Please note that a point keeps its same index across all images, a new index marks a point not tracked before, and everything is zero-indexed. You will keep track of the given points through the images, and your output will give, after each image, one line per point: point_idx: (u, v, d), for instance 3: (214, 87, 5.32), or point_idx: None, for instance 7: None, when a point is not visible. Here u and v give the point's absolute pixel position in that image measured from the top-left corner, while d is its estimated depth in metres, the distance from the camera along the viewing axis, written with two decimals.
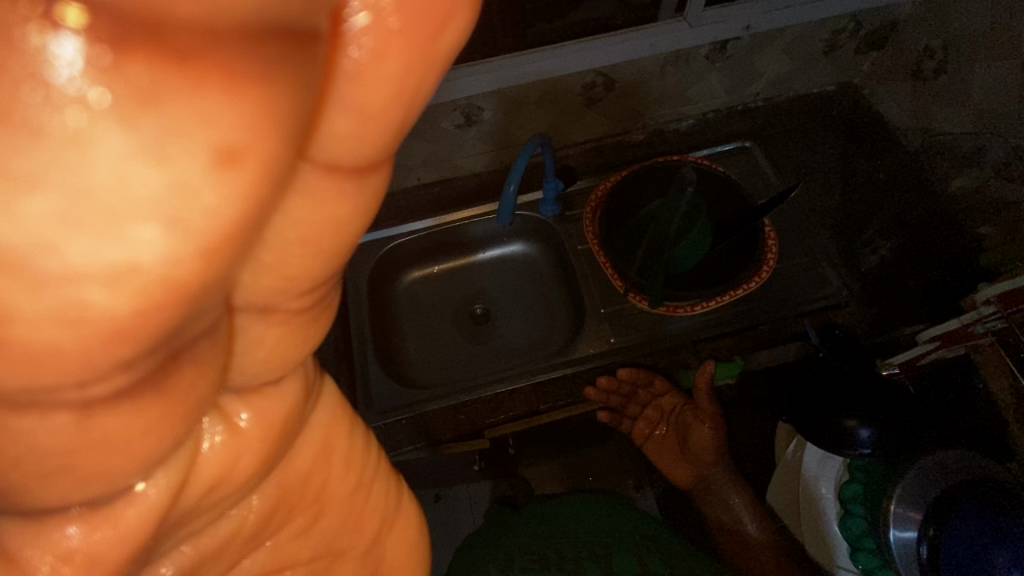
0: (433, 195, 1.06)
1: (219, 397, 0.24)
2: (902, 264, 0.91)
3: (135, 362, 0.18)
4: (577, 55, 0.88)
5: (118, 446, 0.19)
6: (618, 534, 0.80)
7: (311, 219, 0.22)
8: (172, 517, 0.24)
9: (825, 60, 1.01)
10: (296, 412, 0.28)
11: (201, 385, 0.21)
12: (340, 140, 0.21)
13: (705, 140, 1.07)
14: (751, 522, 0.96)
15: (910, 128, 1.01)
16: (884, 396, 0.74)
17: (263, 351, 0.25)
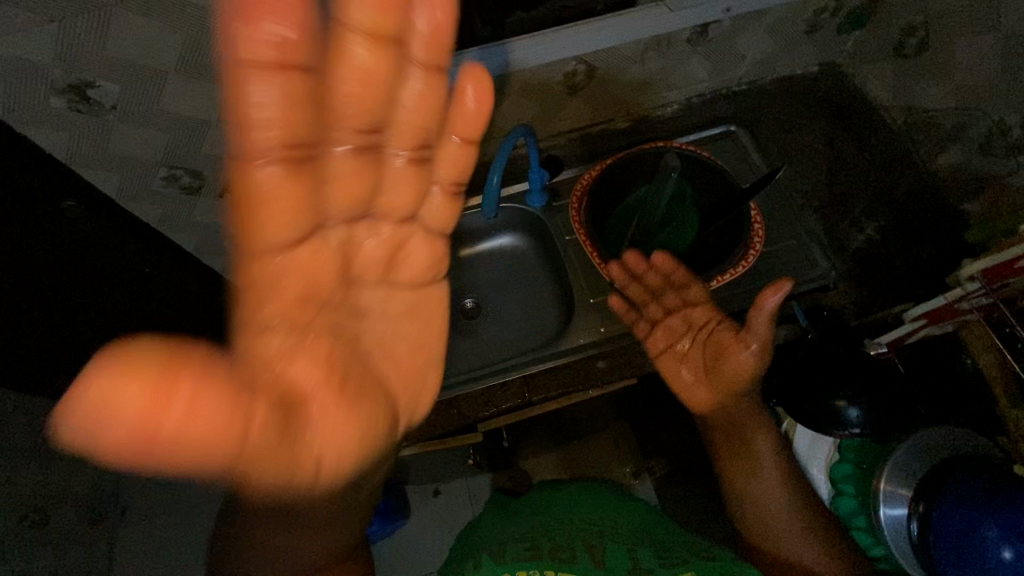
0: None
1: (374, 208, 0.54)
2: (889, 244, 0.91)
3: (358, 187, 0.52)
4: (557, 43, 0.87)
5: (322, 182, 0.49)
6: (614, 524, 0.78)
7: (414, 120, 0.53)
8: (341, 267, 0.52)
9: (807, 40, 1.01)
10: (429, 244, 0.57)
11: (371, 180, 0.53)
12: (409, 89, 0.51)
13: (690, 125, 1.07)
14: (781, 493, 0.74)
15: (892, 105, 1.00)
16: (873, 376, 0.74)
17: (409, 189, 0.56)
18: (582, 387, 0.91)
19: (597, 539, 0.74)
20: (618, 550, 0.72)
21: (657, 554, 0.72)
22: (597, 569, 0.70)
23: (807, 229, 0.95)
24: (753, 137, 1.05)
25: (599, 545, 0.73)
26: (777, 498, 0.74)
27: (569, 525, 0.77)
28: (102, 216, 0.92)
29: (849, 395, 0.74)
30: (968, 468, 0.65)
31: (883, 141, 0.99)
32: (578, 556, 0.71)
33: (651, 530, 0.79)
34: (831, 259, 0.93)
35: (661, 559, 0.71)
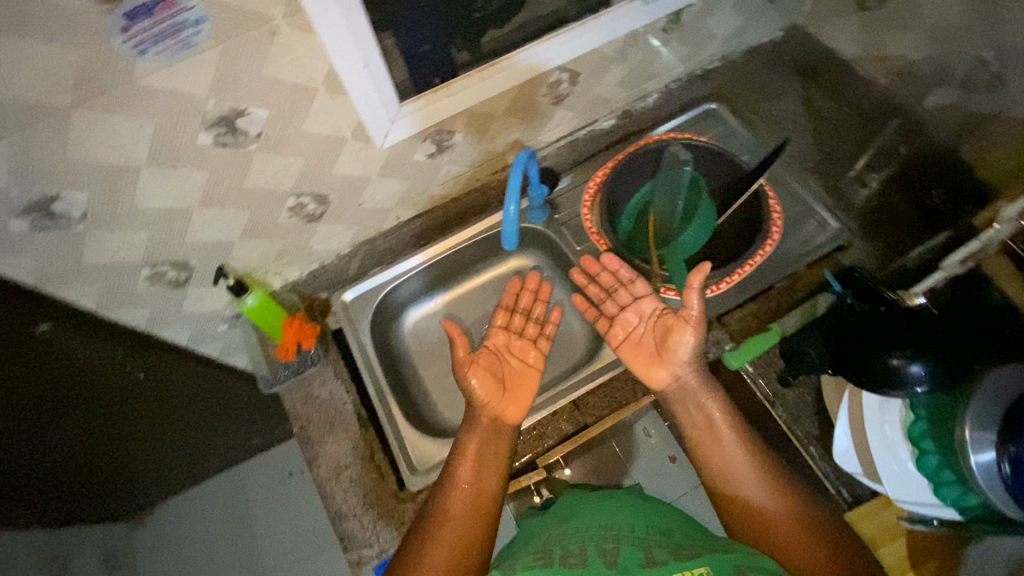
0: (416, 229, 1.02)
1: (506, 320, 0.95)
2: (892, 193, 0.93)
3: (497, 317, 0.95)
4: (543, 53, 0.83)
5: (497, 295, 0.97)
6: (631, 525, 0.64)
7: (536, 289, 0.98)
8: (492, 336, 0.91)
9: (772, 9, 1.01)
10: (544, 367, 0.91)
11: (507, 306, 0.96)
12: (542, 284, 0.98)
13: (673, 111, 1.07)
14: (741, 458, 0.64)
15: (864, 59, 1.01)
16: (924, 328, 0.73)
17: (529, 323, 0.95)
18: (634, 398, 0.88)
19: (608, 546, 0.60)
20: (632, 550, 0.59)
21: (675, 552, 0.58)
22: (610, 570, 0.55)
23: (808, 194, 0.97)
24: (735, 111, 1.06)
25: (614, 549, 0.59)
26: (740, 470, 0.63)
27: (585, 528, 0.64)
28: (86, 332, 0.82)
29: (906, 351, 0.72)
30: None
31: (860, 94, 1.02)
32: (590, 562, 0.57)
33: (669, 529, 0.64)
34: (841, 217, 0.94)
35: (678, 553, 0.57)
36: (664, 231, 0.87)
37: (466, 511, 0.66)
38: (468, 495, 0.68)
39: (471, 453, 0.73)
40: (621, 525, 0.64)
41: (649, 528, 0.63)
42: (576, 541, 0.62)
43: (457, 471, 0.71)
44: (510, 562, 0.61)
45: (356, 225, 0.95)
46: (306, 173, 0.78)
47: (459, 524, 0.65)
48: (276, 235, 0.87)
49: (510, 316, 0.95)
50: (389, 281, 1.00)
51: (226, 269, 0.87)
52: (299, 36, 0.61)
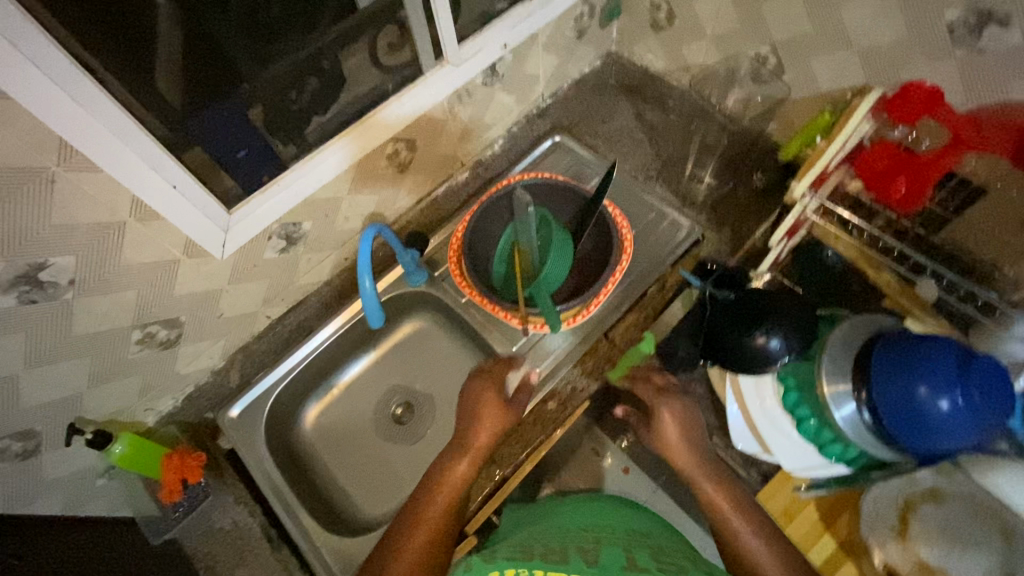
0: (295, 322, 0.99)
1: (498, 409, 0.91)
2: (727, 183, 1.01)
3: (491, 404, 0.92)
4: (367, 134, 0.84)
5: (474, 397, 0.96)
6: (613, 529, 0.71)
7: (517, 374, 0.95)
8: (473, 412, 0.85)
9: (582, 42, 1.09)
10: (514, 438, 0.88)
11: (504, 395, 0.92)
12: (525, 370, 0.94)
13: (521, 150, 1.11)
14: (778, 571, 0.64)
15: (673, 70, 1.11)
16: (775, 304, 0.78)
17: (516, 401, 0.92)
18: (546, 435, 0.88)
19: (589, 538, 0.68)
20: (614, 554, 0.63)
21: (656, 559, 0.64)
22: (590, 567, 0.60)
23: (658, 200, 1.03)
24: (578, 138, 1.12)
25: (592, 548, 0.65)
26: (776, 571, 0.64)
27: (566, 530, 0.71)
28: None
29: (766, 327, 0.77)
30: (887, 344, 0.69)
31: (679, 101, 1.11)
32: (571, 558, 0.62)
33: (649, 533, 0.72)
34: (689, 214, 1.01)
35: (660, 565, 0.62)
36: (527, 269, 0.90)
37: (419, 561, 0.66)
38: (434, 541, 0.68)
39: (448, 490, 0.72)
40: (604, 530, 0.71)
41: (630, 531, 0.71)
42: (558, 540, 0.68)
43: (428, 520, 0.69)
44: (494, 551, 0.64)
45: (224, 336, 0.91)
46: (144, 303, 0.74)
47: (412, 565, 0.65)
48: (132, 371, 0.81)
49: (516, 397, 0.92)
50: (275, 383, 0.95)
51: (83, 423, 0.80)
52: (82, 177, 0.58)
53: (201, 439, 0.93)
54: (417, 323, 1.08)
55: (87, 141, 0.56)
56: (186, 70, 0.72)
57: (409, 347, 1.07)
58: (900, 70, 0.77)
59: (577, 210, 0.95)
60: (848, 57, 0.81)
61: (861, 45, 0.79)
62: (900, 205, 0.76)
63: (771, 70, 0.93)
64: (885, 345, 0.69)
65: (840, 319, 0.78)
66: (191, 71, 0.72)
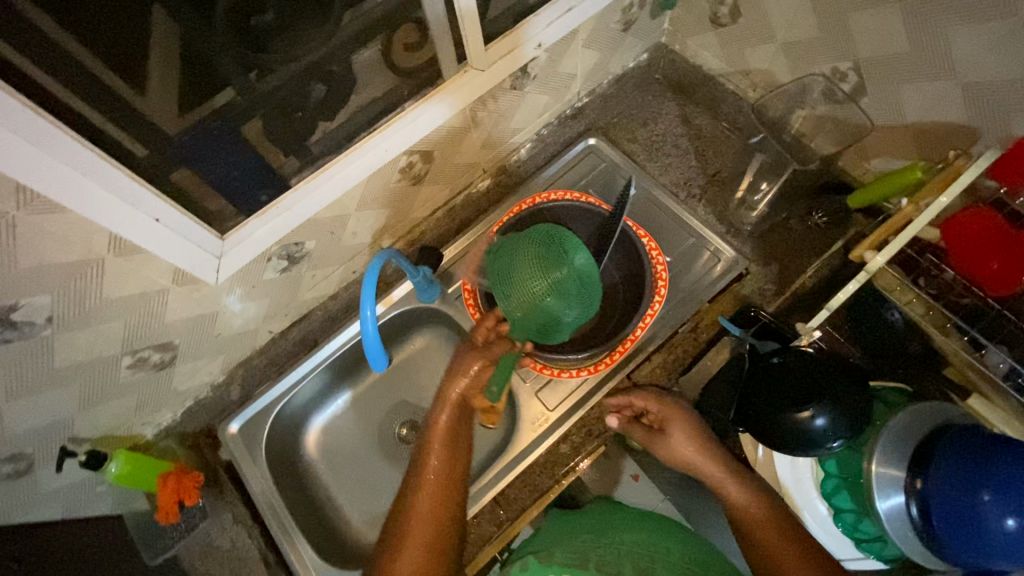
0: (300, 335, 0.94)
1: (523, 440, 0.86)
2: (780, 212, 0.90)
3: (519, 427, 0.87)
4: (376, 148, 0.74)
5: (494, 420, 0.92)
6: (670, 552, 0.70)
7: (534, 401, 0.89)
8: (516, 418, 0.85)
9: (629, 35, 0.96)
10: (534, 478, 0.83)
11: (533, 424, 0.86)
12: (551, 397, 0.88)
13: (550, 156, 1.01)
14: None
15: (731, 72, 0.97)
16: (828, 377, 0.69)
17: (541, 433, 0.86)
18: (556, 482, 0.83)
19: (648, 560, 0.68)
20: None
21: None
22: None
23: (701, 225, 0.92)
24: (615, 144, 1.01)
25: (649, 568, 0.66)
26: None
27: (623, 541, 0.71)
28: None
29: (813, 404, 0.68)
30: (954, 436, 0.60)
31: (732, 109, 0.98)
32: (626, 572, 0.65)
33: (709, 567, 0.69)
34: (733, 243, 0.91)
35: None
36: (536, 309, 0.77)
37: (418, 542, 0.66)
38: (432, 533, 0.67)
39: (430, 480, 0.70)
40: (658, 549, 0.70)
41: (687, 560, 0.69)
42: (614, 552, 0.69)
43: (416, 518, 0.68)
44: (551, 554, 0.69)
45: (222, 352, 0.86)
46: (133, 332, 0.69)
47: (416, 557, 0.65)
48: (126, 392, 0.78)
49: (545, 424, 0.86)
50: (279, 398, 0.92)
51: (77, 442, 0.77)
52: (46, 218, 0.51)
53: (202, 452, 0.91)
54: (426, 341, 1.02)
55: (47, 178, 0.49)
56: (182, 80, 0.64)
57: (417, 365, 1.01)
58: (1013, 112, 0.64)
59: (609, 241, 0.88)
60: (950, 89, 0.68)
61: (968, 78, 0.66)
62: (992, 285, 0.68)
63: (848, 89, 0.80)
64: (951, 436, 0.60)
65: (897, 402, 0.69)
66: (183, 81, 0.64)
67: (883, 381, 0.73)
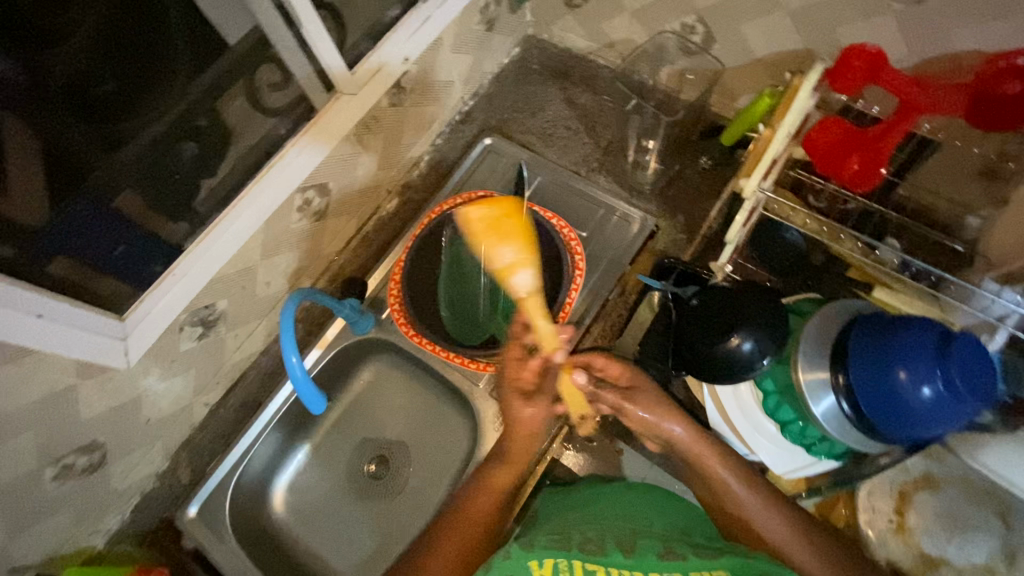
0: (240, 398, 0.91)
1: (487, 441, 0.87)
2: (671, 165, 0.96)
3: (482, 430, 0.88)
4: (268, 189, 0.72)
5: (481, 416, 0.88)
6: (651, 521, 0.72)
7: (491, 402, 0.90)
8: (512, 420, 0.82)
9: (494, 34, 0.99)
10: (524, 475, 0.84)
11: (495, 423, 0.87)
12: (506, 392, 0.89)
13: (450, 163, 1.02)
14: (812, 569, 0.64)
15: (596, 49, 1.02)
16: (743, 304, 0.73)
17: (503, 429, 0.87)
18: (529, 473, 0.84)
19: (629, 529, 0.69)
20: (651, 545, 0.66)
21: (694, 552, 0.65)
22: (628, 558, 0.64)
23: (605, 195, 0.96)
24: (510, 138, 1.03)
25: (631, 541, 0.67)
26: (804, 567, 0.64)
27: (606, 520, 0.71)
28: None
29: (737, 331, 0.71)
30: (864, 329, 0.65)
31: (606, 81, 1.03)
32: (608, 548, 0.65)
33: (684, 525, 0.72)
34: (637, 205, 0.95)
35: (700, 555, 0.65)
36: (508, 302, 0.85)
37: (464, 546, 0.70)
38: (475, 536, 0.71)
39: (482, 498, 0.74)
40: (638, 521, 0.71)
41: (668, 525, 0.71)
42: (597, 529, 0.69)
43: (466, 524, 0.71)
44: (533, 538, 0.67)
45: (158, 437, 0.83)
46: (47, 441, 0.65)
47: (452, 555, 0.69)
48: (60, 507, 0.73)
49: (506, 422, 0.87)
50: (231, 470, 0.88)
51: (19, 573, 0.72)
52: None
53: (163, 546, 0.86)
54: (374, 373, 1.00)
55: None
56: (49, 177, 0.62)
57: (370, 399, 1.00)
58: (835, 28, 0.70)
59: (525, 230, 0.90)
60: (780, 20, 0.74)
61: (792, 6, 0.72)
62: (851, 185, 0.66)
63: (699, 40, 0.86)
64: (861, 329, 0.65)
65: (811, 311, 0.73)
66: (51, 178, 0.62)
67: (796, 296, 0.77)
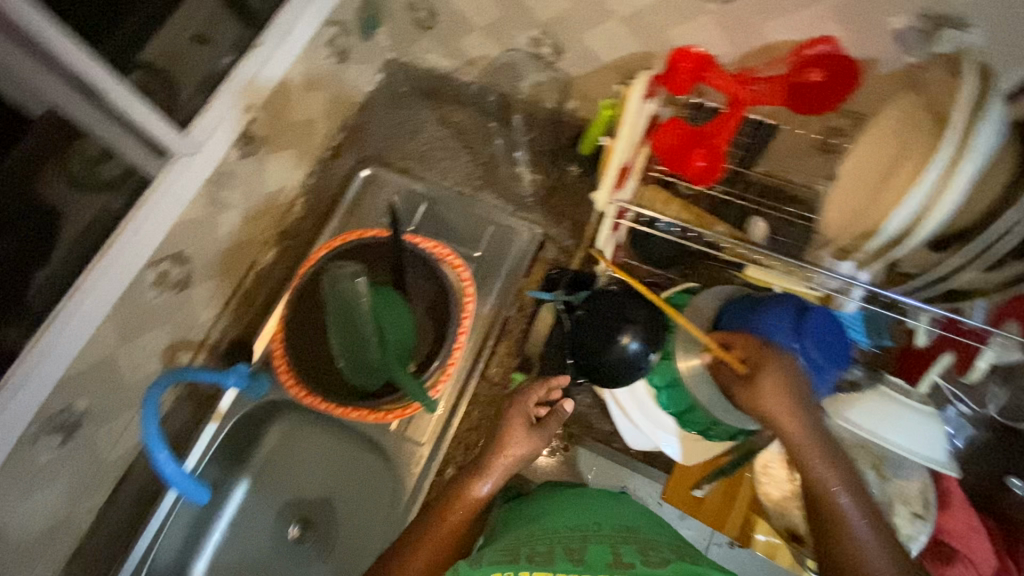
0: (133, 492, 0.84)
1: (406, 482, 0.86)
2: (549, 174, 0.97)
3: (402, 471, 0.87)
4: (122, 254, 0.68)
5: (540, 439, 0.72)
6: (599, 525, 0.68)
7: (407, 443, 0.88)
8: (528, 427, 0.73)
9: (349, 64, 0.96)
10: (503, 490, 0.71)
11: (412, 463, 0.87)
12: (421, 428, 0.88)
13: (327, 203, 0.98)
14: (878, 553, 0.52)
15: (458, 67, 1.01)
16: (627, 306, 0.74)
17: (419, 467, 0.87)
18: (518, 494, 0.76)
19: (578, 535, 0.65)
20: (599, 550, 0.62)
21: (641, 553, 0.61)
22: (577, 565, 0.59)
23: (490, 212, 0.96)
24: (388, 167, 1.01)
25: (579, 547, 0.62)
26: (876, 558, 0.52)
27: (555, 531, 0.67)
28: None
29: (626, 331, 0.73)
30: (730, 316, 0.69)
31: (474, 98, 1.02)
32: (557, 558, 0.60)
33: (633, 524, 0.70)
34: (523, 218, 0.96)
35: (646, 557, 0.60)
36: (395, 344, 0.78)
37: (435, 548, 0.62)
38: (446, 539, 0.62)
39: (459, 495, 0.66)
40: (588, 528, 0.67)
41: (616, 525, 0.68)
42: (545, 542, 0.64)
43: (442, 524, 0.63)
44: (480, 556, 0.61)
45: (36, 557, 0.74)
46: None
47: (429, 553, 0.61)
48: None
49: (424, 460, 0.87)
50: (136, 569, 0.81)
51: None
52: None
53: None
54: (287, 428, 0.92)
55: None
56: None
57: (290, 456, 0.91)
58: (665, 31, 0.73)
59: (389, 262, 0.82)
60: (616, 27, 0.76)
61: (622, 13, 0.73)
62: (700, 181, 0.69)
63: (550, 51, 0.87)
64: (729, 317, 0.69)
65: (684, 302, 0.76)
66: None
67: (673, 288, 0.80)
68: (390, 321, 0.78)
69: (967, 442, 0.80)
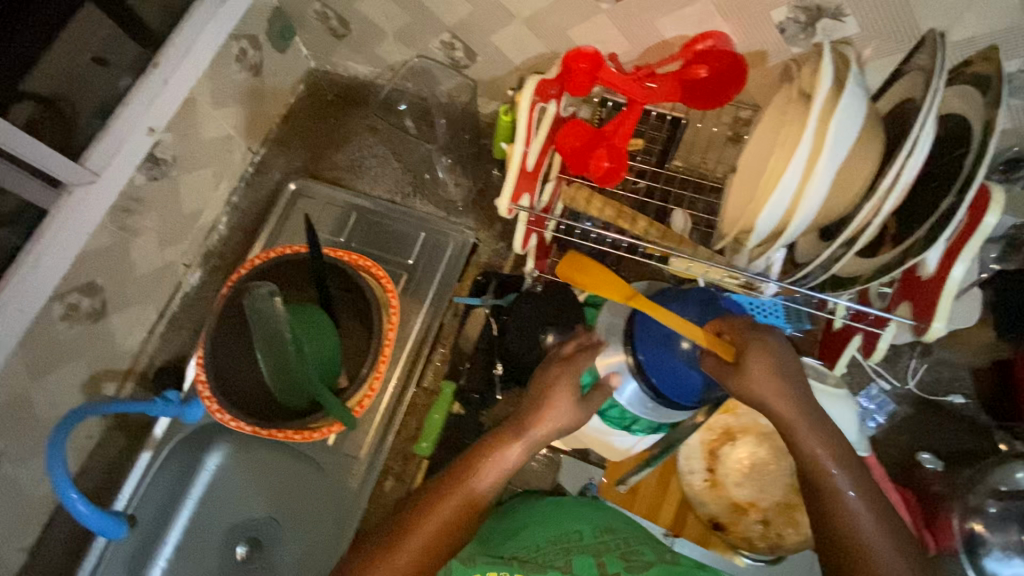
0: (67, 527, 0.82)
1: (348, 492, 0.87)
2: (475, 178, 0.98)
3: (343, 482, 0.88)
4: (23, 291, 0.65)
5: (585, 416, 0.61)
6: (581, 532, 0.66)
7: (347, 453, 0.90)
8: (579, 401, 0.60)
9: (264, 77, 0.94)
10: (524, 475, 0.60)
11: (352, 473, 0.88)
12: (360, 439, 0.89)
13: (253, 220, 0.97)
14: (883, 544, 0.50)
15: (379, 74, 1.00)
16: (551, 304, 0.75)
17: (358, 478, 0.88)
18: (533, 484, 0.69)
19: (563, 546, 0.63)
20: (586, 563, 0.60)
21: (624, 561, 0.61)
22: None
23: (419, 219, 0.96)
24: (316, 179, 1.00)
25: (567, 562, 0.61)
26: (879, 548, 0.50)
27: (538, 543, 0.64)
28: None
29: (549, 328, 0.74)
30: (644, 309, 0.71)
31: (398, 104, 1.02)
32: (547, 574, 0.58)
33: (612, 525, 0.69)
34: (452, 223, 0.96)
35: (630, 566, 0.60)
36: (319, 359, 0.76)
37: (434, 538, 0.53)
38: (458, 515, 0.54)
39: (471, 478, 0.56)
40: (571, 537, 0.65)
41: (596, 530, 0.66)
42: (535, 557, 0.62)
43: (455, 497, 0.55)
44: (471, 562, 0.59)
45: None
46: None
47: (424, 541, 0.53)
48: None
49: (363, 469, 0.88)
50: None
51: None
52: None
53: None
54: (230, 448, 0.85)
55: None
56: None
57: (233, 476, 0.84)
58: (567, 31, 0.72)
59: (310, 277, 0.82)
60: (520, 29, 0.75)
61: (523, 15, 0.73)
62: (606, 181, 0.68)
63: (464, 55, 0.86)
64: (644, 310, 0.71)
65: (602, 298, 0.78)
66: None
67: None
68: (315, 334, 0.76)
69: (889, 417, 0.82)
